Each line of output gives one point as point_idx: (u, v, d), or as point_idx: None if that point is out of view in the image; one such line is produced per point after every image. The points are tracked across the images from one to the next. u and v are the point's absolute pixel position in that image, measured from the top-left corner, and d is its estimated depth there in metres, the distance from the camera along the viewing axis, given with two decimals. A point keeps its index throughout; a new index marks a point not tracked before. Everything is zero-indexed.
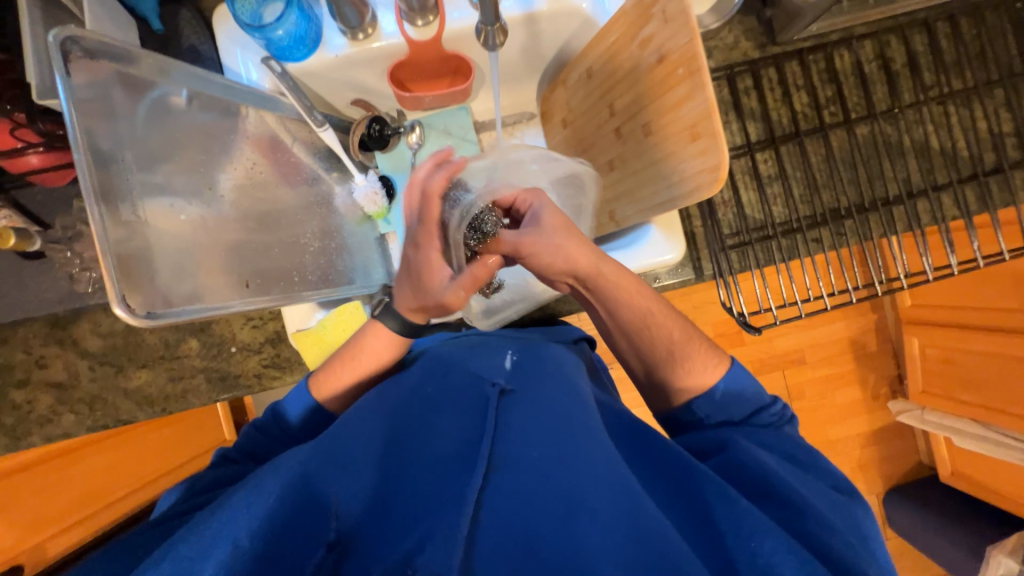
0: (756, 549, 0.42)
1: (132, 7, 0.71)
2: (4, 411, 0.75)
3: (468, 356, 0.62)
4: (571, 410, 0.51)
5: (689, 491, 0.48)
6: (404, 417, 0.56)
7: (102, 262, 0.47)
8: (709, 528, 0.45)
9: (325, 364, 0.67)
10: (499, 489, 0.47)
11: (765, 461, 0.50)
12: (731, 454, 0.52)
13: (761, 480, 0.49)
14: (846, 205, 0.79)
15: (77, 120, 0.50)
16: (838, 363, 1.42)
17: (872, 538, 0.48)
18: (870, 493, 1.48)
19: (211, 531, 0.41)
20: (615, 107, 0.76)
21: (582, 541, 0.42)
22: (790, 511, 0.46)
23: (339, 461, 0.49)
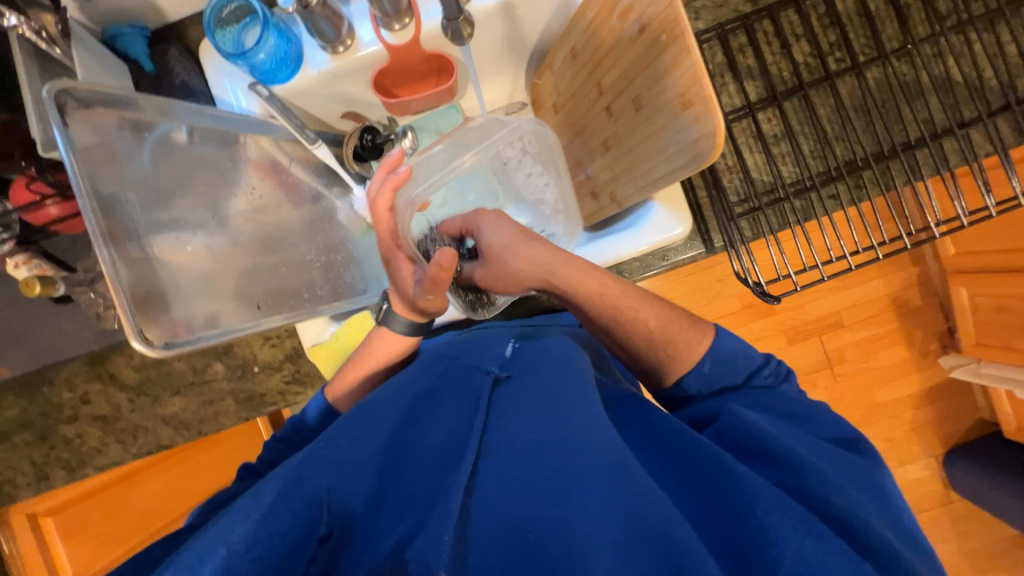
0: (754, 514, 0.41)
1: (124, 52, 0.74)
2: (59, 446, 0.81)
3: (463, 356, 0.64)
4: (567, 395, 0.50)
5: (698, 469, 0.46)
6: (400, 411, 0.54)
7: (117, 302, 0.49)
8: (722, 503, 0.43)
9: (342, 371, 0.70)
10: (490, 475, 0.46)
11: (757, 422, 0.49)
12: (726, 421, 0.51)
13: (754, 442, 0.48)
14: (861, 155, 0.74)
15: (81, 173, 0.50)
16: (878, 323, 1.35)
17: (883, 491, 0.47)
18: (927, 455, 1.39)
19: (211, 535, 0.41)
20: (603, 85, 0.74)
21: (576, 526, 0.40)
22: (794, 474, 0.45)
23: (334, 458, 0.47)
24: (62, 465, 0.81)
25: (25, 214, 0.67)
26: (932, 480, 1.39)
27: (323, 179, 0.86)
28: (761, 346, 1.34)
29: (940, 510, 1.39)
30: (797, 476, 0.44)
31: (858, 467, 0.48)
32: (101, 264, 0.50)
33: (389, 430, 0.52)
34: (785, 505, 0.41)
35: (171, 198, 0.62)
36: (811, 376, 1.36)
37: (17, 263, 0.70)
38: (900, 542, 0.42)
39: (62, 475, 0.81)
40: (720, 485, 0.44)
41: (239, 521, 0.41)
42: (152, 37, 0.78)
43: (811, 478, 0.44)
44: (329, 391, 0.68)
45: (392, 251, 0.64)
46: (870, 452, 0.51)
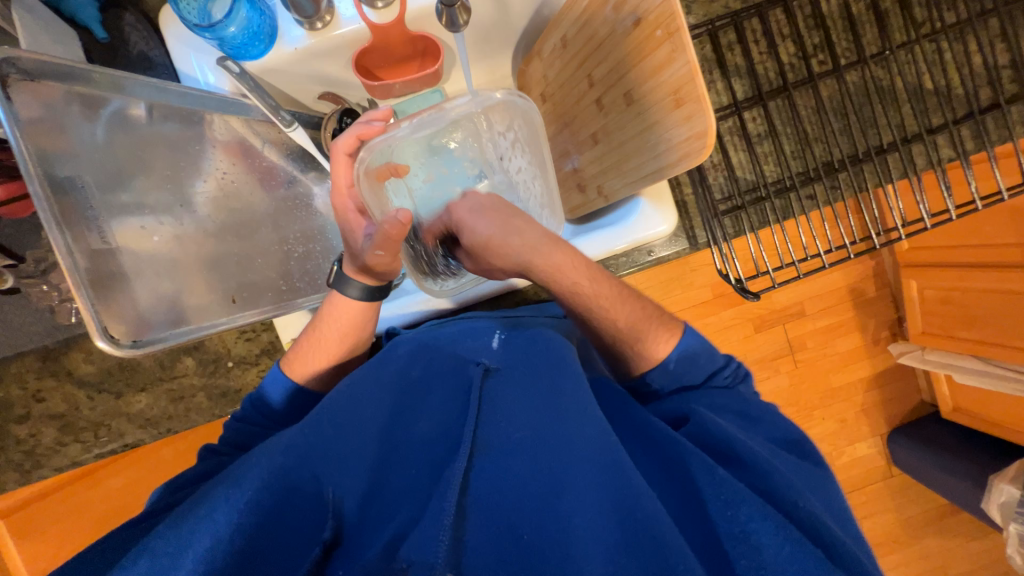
0: (736, 518, 0.43)
1: (71, 18, 0.67)
2: (10, 447, 0.75)
3: (447, 341, 0.60)
4: (559, 390, 0.50)
5: (678, 465, 0.48)
6: (381, 402, 0.53)
7: (78, 298, 0.48)
8: (699, 501, 0.45)
9: (297, 349, 0.65)
10: (484, 472, 0.46)
11: (728, 429, 0.50)
12: (695, 424, 0.52)
13: (723, 446, 0.49)
14: (837, 158, 0.77)
15: (25, 144, 0.47)
16: (837, 312, 1.43)
17: (823, 485, 0.52)
18: (875, 434, 1.50)
19: (193, 525, 0.42)
20: (594, 78, 0.73)
21: (566, 523, 0.42)
22: (754, 473, 0.47)
23: (327, 450, 0.48)
24: (15, 468, 0.76)
25: None
26: (876, 457, 1.51)
27: (298, 163, 0.81)
28: (731, 334, 1.39)
29: (882, 484, 1.51)
30: (772, 485, 0.46)
31: (807, 466, 0.52)
32: (56, 253, 0.48)
33: (373, 424, 0.51)
34: (769, 513, 0.43)
35: (129, 179, 0.59)
36: (774, 362, 1.43)
37: None
38: (848, 539, 0.46)
39: (16, 477, 0.76)
40: (695, 483, 0.46)
41: (220, 511, 0.42)
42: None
43: (785, 486, 0.46)
44: (293, 371, 0.64)
45: (345, 207, 0.66)
46: (816, 452, 0.55)
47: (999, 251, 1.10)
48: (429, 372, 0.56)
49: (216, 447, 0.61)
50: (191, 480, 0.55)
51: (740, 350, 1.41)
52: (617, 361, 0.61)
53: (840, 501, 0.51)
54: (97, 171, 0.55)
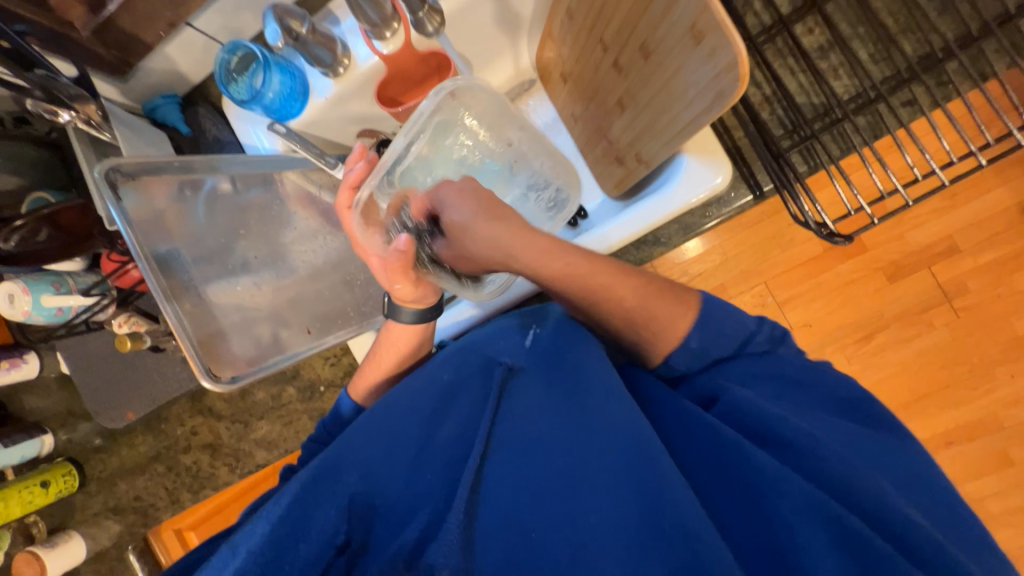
0: (780, 513, 0.42)
1: (163, 122, 0.81)
2: (182, 473, 0.94)
3: (483, 340, 0.58)
4: (580, 388, 0.50)
5: (724, 458, 0.46)
6: (420, 406, 0.53)
7: (184, 349, 0.59)
8: (742, 491, 0.44)
9: (361, 371, 0.69)
10: (496, 471, 0.48)
11: (777, 413, 0.48)
12: (727, 403, 0.50)
13: (758, 424, 0.48)
14: (940, 46, 0.61)
15: (138, 237, 0.59)
16: (1006, 241, 1.12)
17: (897, 459, 0.48)
18: None
19: (252, 529, 0.47)
20: (606, 40, 0.67)
21: (581, 523, 0.43)
22: (797, 455, 0.46)
23: (358, 452, 0.51)
24: (187, 488, 0.94)
25: (117, 280, 0.78)
26: None
27: None
28: (854, 290, 1.17)
29: None
30: (834, 468, 0.45)
31: (870, 439, 0.49)
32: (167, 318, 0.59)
33: (413, 427, 0.52)
34: (813, 501, 0.42)
35: (222, 248, 0.69)
36: (922, 315, 1.17)
37: (118, 322, 0.81)
38: (925, 520, 0.44)
39: (189, 496, 0.94)
40: (735, 473, 0.45)
41: (263, 524, 0.47)
42: (184, 101, 0.84)
43: (844, 467, 0.45)
44: (357, 390, 0.68)
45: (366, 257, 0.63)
46: (891, 420, 0.51)
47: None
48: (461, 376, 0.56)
49: None
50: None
51: (869, 306, 1.17)
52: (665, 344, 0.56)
53: (923, 473, 0.48)
54: (193, 244, 0.66)
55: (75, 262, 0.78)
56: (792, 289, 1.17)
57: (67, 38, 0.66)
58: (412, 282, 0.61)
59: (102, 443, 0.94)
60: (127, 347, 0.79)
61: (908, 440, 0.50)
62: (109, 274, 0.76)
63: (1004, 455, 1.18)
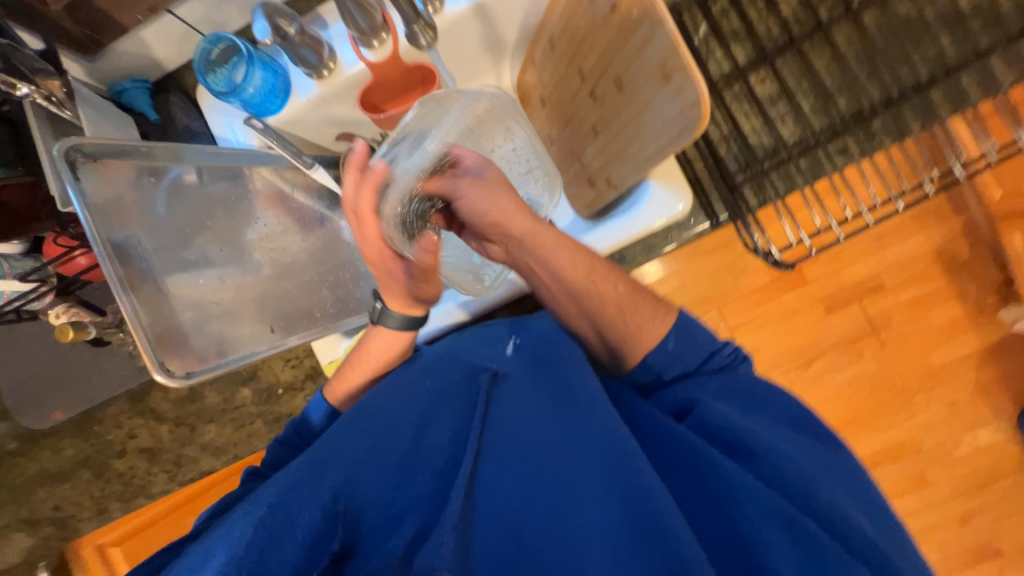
0: (745, 518, 0.46)
1: (130, 106, 0.78)
2: (114, 480, 0.87)
3: (467, 350, 0.61)
4: (565, 391, 0.52)
5: (693, 465, 0.49)
6: (408, 415, 0.54)
7: (137, 340, 0.55)
8: (709, 495, 0.48)
9: (340, 374, 0.68)
10: (488, 476, 0.49)
11: (737, 424, 0.51)
12: (700, 416, 0.53)
13: (728, 437, 0.51)
14: (867, 105, 0.70)
15: (95, 224, 0.56)
16: (924, 281, 1.26)
17: (833, 463, 0.52)
18: (997, 418, 1.29)
19: (220, 535, 0.46)
20: (584, 71, 0.72)
21: (573, 522, 0.44)
22: (763, 466, 0.49)
23: (344, 455, 0.51)
24: (117, 497, 0.87)
25: (58, 267, 0.73)
26: (1004, 443, 1.29)
27: (326, 203, 0.87)
28: (796, 319, 1.27)
29: (1016, 476, 1.30)
30: (782, 472, 0.49)
31: (812, 445, 0.53)
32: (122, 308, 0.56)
33: (399, 432, 0.53)
34: (780, 510, 0.45)
35: (188, 238, 0.67)
36: (855, 345, 1.28)
37: (57, 312, 0.76)
38: (858, 515, 0.48)
39: (119, 506, 0.87)
40: (704, 476, 0.49)
41: (239, 527, 0.45)
42: (154, 88, 0.81)
43: (790, 468, 0.49)
44: (332, 395, 0.66)
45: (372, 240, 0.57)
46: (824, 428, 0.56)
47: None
48: (444, 382, 0.57)
49: (261, 469, 0.61)
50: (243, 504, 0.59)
51: (809, 334, 1.28)
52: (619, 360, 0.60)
53: (851, 478, 0.52)
54: (153, 235, 0.63)
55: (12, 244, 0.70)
56: (742, 315, 1.26)
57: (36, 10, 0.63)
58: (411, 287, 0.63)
59: (20, 447, 0.86)
60: (68, 337, 0.73)
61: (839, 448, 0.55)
62: (52, 260, 0.71)
63: (922, 475, 1.31)
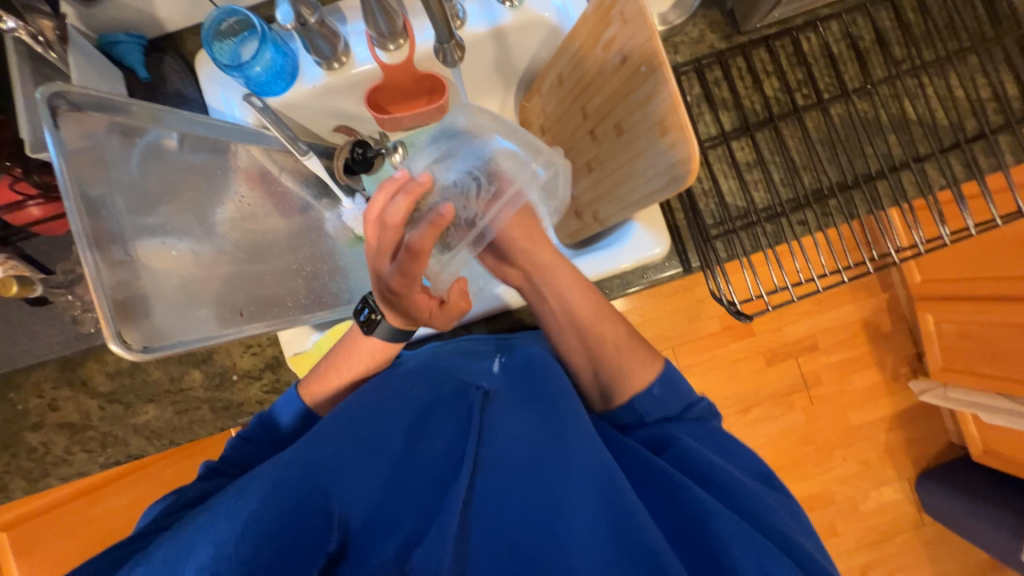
0: (722, 538, 0.47)
1: (120, 60, 0.74)
2: (21, 455, 0.78)
3: (453, 365, 0.62)
4: (556, 413, 0.54)
5: (670, 494, 0.52)
6: (398, 422, 0.54)
7: (96, 305, 0.51)
8: (683, 519, 0.50)
9: (315, 372, 0.66)
10: (484, 489, 0.51)
11: (707, 457, 0.55)
12: (679, 450, 0.57)
13: (701, 470, 0.54)
14: (827, 185, 0.79)
15: (68, 172, 0.52)
16: (853, 346, 1.40)
17: (784, 505, 0.55)
18: (901, 477, 1.44)
19: (196, 532, 0.44)
20: (587, 110, 0.77)
21: (567, 537, 0.46)
22: (730, 496, 0.52)
23: (330, 457, 0.50)
24: (22, 475, 0.78)
25: (6, 215, 0.67)
26: (905, 502, 1.44)
27: (313, 191, 0.86)
28: (741, 367, 1.37)
29: (912, 533, 1.44)
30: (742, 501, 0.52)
31: (768, 489, 0.56)
32: (84, 268, 0.52)
33: (391, 442, 0.52)
34: (750, 537, 0.47)
35: (157, 203, 0.63)
36: (789, 398, 1.39)
37: None
38: (812, 547, 0.51)
39: (21, 486, 0.78)
40: (681, 505, 0.51)
41: (224, 520, 0.44)
42: (149, 45, 0.78)
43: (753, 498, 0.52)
44: (307, 394, 0.64)
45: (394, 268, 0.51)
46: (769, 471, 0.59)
47: (991, 284, 1.11)
48: (434, 394, 0.57)
49: (217, 466, 0.59)
50: (185, 498, 0.55)
51: (751, 383, 1.38)
52: (599, 385, 0.65)
53: (802, 520, 0.55)
54: (126, 194, 0.59)
55: None
56: (694, 358, 1.35)
57: None
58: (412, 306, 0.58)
59: None
60: (12, 293, 0.68)
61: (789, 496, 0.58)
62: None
63: (833, 525, 1.42)
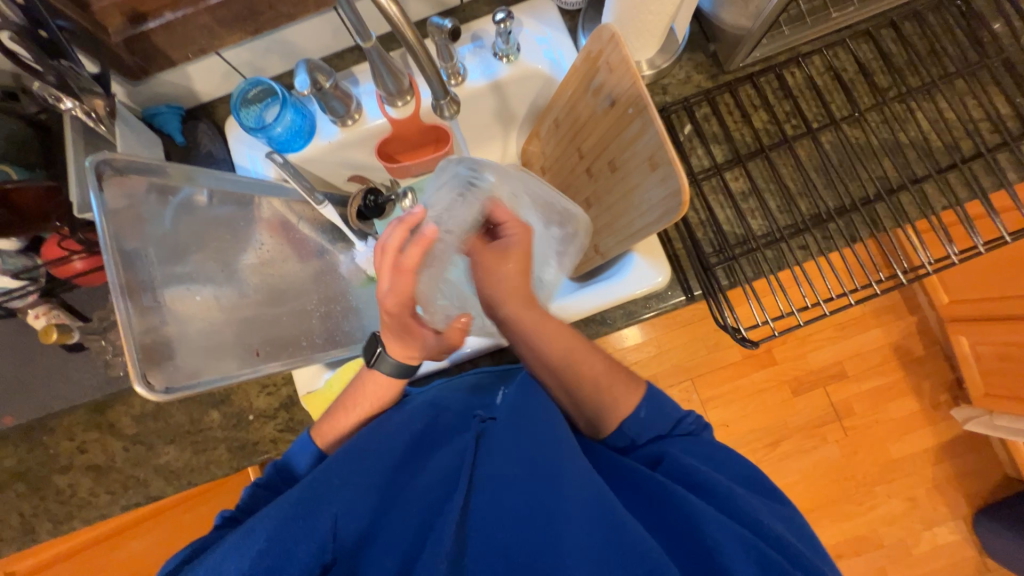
0: (725, 551, 0.47)
1: (159, 128, 0.83)
2: (50, 497, 0.81)
3: (451, 399, 0.64)
4: (553, 433, 0.54)
5: (671, 512, 0.50)
6: (401, 454, 0.55)
7: (124, 349, 0.54)
8: (680, 525, 0.49)
9: (329, 415, 0.66)
10: (479, 509, 0.49)
11: (693, 465, 0.55)
12: (671, 464, 0.56)
13: (697, 481, 0.54)
14: (825, 210, 0.79)
15: (108, 231, 0.58)
16: (883, 373, 1.34)
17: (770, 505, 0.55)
18: (955, 517, 1.33)
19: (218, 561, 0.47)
20: (583, 150, 0.81)
21: (560, 559, 0.45)
22: (736, 504, 0.52)
23: (338, 489, 0.51)
24: (49, 517, 0.81)
25: (53, 269, 0.73)
26: (964, 544, 1.32)
27: (328, 236, 0.94)
28: (765, 397, 1.32)
29: None
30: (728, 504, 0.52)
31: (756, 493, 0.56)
32: (117, 318, 0.55)
33: (392, 469, 0.54)
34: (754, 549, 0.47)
35: (187, 254, 0.68)
36: (819, 430, 1.33)
37: (36, 313, 0.76)
38: (813, 550, 0.50)
39: (48, 528, 0.81)
40: (685, 520, 0.49)
41: (235, 560, 0.46)
42: (186, 114, 0.88)
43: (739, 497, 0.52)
44: (323, 438, 0.65)
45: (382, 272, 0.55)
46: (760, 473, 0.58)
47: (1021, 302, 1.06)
48: (435, 425, 0.59)
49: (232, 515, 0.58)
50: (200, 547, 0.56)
51: (777, 414, 1.33)
52: (586, 415, 0.62)
53: (790, 520, 0.54)
54: (158, 248, 0.65)
55: (11, 242, 0.71)
56: (714, 389, 1.31)
57: (97, 39, 0.68)
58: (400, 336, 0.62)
59: None
60: (51, 339, 0.74)
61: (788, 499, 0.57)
62: (48, 261, 0.72)
63: (883, 571, 1.32)
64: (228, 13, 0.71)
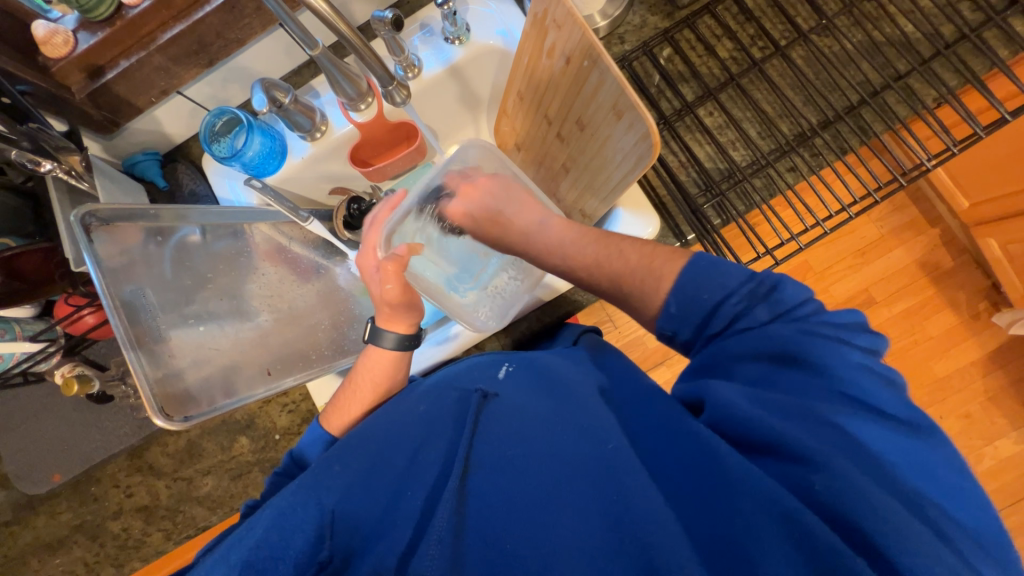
0: (742, 513, 0.40)
1: (141, 176, 0.86)
2: (108, 542, 0.86)
3: (459, 376, 0.62)
4: (562, 406, 0.55)
5: (703, 476, 0.44)
6: (405, 442, 0.54)
7: (138, 388, 0.58)
8: (714, 492, 0.43)
9: (336, 403, 0.67)
10: (474, 490, 0.49)
11: (742, 408, 0.45)
12: (713, 408, 0.47)
13: (750, 432, 0.44)
14: (809, 127, 0.77)
15: (106, 283, 0.59)
16: (912, 292, 1.28)
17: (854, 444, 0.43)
18: (1015, 426, 1.26)
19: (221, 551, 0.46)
20: (550, 116, 0.80)
21: (557, 538, 0.44)
22: (799, 468, 0.42)
23: (338, 475, 0.51)
24: (111, 561, 0.86)
25: (68, 327, 0.76)
26: None
27: (323, 252, 0.94)
28: None
29: None
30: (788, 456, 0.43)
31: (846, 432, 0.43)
32: (132, 372, 0.59)
33: (397, 458, 0.53)
34: (790, 518, 0.39)
35: (193, 292, 0.71)
36: None
37: (62, 372, 0.79)
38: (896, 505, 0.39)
39: (113, 571, 0.86)
40: (709, 477, 0.44)
41: (234, 550, 0.46)
42: (164, 159, 0.90)
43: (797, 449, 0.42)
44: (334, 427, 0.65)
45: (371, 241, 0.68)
46: (877, 384, 0.43)
47: None
48: (437, 407, 0.57)
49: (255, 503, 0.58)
50: None
51: None
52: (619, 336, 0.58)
53: (896, 463, 0.41)
54: (160, 290, 0.67)
55: (25, 308, 0.76)
56: None
57: (62, 99, 0.71)
58: (400, 283, 0.66)
59: (16, 515, 0.86)
60: (73, 391, 0.77)
61: (919, 426, 0.42)
62: (60, 319, 0.75)
63: None
64: (179, 49, 0.72)
